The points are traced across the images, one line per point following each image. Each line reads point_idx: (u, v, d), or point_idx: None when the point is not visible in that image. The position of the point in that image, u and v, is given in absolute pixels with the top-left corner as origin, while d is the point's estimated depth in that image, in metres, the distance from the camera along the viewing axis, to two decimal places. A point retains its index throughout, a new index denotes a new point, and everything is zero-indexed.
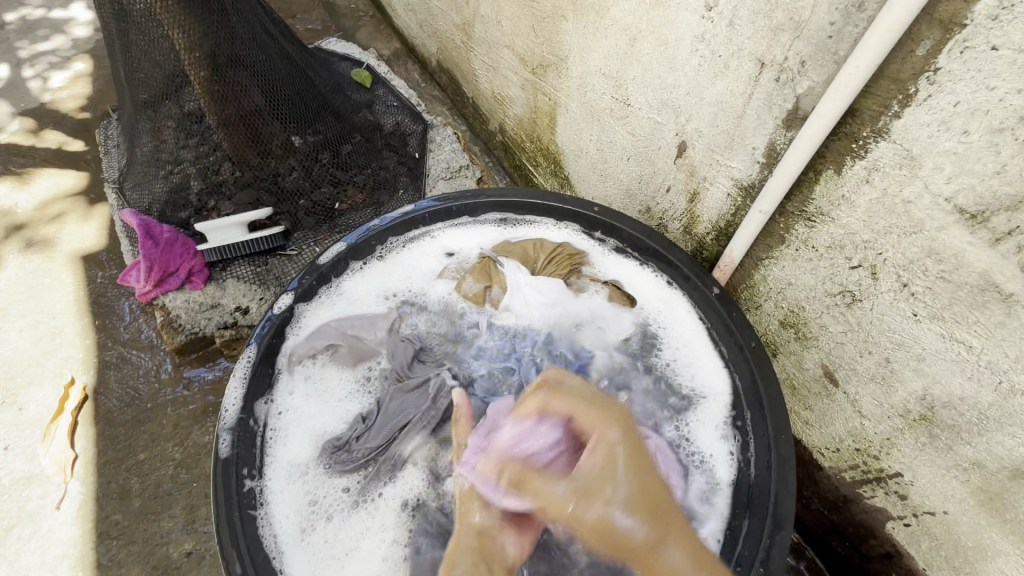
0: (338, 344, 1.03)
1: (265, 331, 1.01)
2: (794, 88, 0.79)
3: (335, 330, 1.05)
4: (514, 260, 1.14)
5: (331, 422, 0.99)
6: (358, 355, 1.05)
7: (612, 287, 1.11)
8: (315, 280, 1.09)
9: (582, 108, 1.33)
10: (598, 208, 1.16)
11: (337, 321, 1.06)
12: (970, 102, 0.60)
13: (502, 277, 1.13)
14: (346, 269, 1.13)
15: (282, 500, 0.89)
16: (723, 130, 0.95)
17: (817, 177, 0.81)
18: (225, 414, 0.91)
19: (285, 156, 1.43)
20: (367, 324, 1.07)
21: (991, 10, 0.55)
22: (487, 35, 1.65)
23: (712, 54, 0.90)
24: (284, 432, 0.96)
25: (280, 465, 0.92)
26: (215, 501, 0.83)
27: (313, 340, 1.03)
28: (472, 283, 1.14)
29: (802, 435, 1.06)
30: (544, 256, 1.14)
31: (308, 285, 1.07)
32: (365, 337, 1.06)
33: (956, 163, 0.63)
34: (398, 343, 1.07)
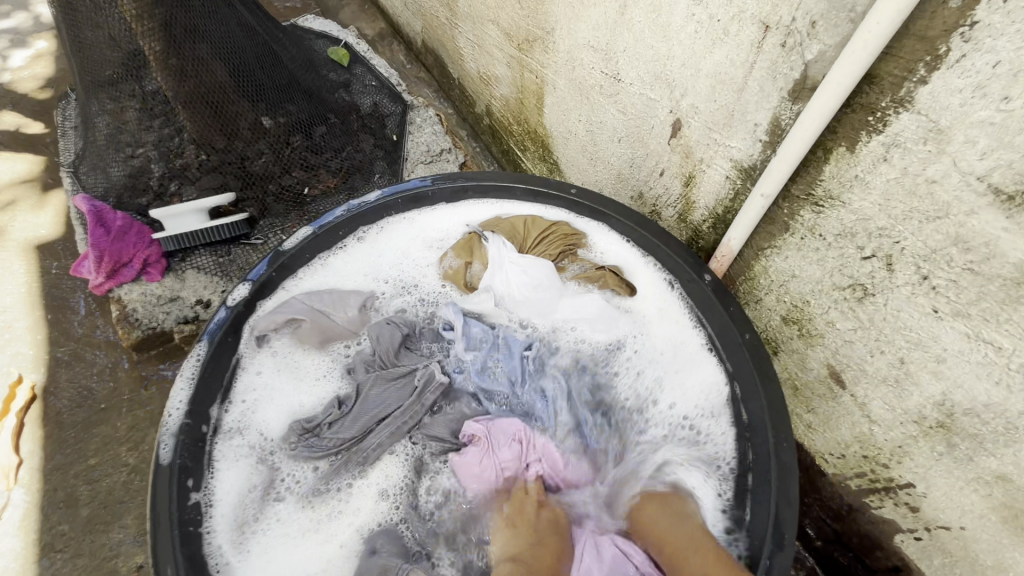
0: (300, 319, 0.93)
1: (220, 326, 0.91)
2: (802, 54, 0.70)
3: (302, 305, 0.95)
4: (501, 236, 1.03)
5: (293, 404, 0.90)
6: (325, 333, 0.95)
7: (609, 272, 1.00)
8: (275, 271, 0.99)
9: (570, 85, 1.23)
10: (575, 190, 1.08)
11: (306, 295, 0.96)
12: (1013, 62, 0.51)
13: (484, 253, 1.03)
14: (309, 258, 1.02)
15: (228, 484, 0.81)
16: (721, 105, 0.85)
17: (827, 156, 0.72)
18: (167, 420, 0.81)
19: (254, 138, 1.32)
20: (337, 300, 0.97)
21: None
22: (471, 10, 1.55)
23: (709, 20, 0.81)
24: (239, 413, 0.87)
25: (230, 450, 0.84)
26: (154, 516, 0.74)
27: (275, 314, 0.93)
28: (453, 258, 1.05)
29: (804, 439, 0.98)
30: (535, 235, 1.04)
31: (267, 278, 0.97)
32: (333, 315, 0.96)
33: (993, 135, 0.54)
34: (383, 325, 0.96)
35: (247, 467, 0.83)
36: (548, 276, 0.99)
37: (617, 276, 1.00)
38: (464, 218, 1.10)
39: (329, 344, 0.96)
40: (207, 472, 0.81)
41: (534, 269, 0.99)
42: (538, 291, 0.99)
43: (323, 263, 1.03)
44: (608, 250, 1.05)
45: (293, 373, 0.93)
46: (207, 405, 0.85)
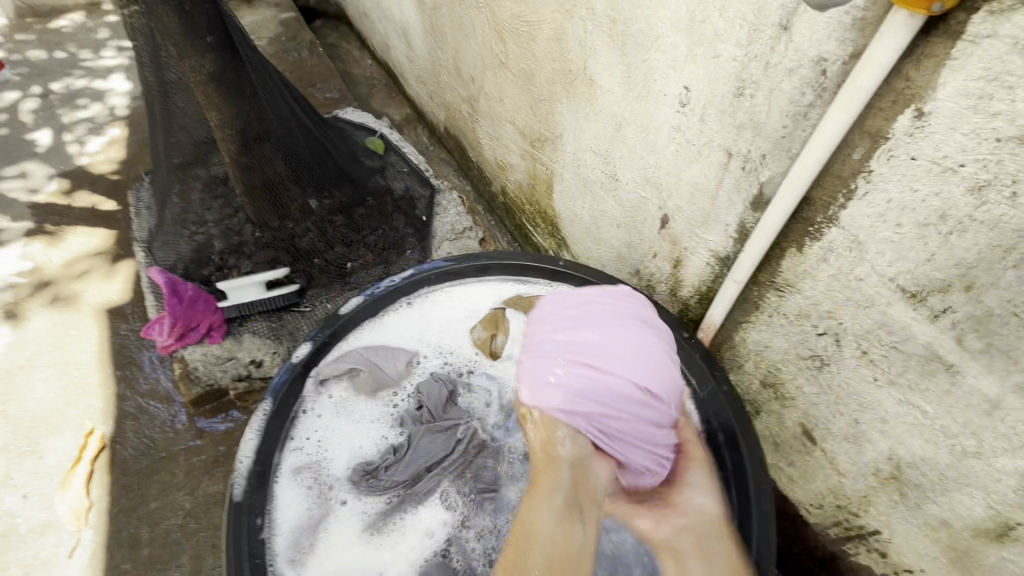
0: (359, 368, 1.13)
1: (281, 385, 1.09)
2: (757, 176, 0.90)
3: (361, 356, 1.15)
4: (523, 313, 1.15)
5: (352, 445, 1.08)
6: (377, 382, 1.14)
7: None
8: (327, 335, 1.16)
9: (576, 178, 1.45)
10: (563, 262, 1.28)
11: (363, 348, 1.17)
12: (900, 200, 0.70)
13: (508, 327, 1.16)
14: (363, 320, 1.21)
15: (294, 513, 0.96)
16: (700, 207, 1.05)
17: (783, 254, 0.90)
18: (238, 465, 0.97)
19: (303, 219, 1.54)
20: (388, 358, 1.16)
21: (907, 129, 0.66)
22: (490, 109, 1.80)
23: (686, 145, 1.02)
24: (303, 456, 1.03)
25: (290, 490, 0.99)
26: (228, 543, 0.90)
27: (339, 363, 1.13)
28: (481, 330, 1.19)
29: (787, 491, 1.11)
30: None
31: (321, 342, 1.15)
32: (385, 367, 1.15)
33: (895, 249, 0.73)
34: (431, 383, 1.14)
35: (306, 505, 0.98)
36: None
37: None
38: (492, 293, 1.28)
39: (379, 394, 1.14)
40: (272, 504, 0.96)
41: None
42: None
43: (375, 326, 1.22)
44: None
45: (348, 417, 1.11)
46: (275, 445, 1.02)
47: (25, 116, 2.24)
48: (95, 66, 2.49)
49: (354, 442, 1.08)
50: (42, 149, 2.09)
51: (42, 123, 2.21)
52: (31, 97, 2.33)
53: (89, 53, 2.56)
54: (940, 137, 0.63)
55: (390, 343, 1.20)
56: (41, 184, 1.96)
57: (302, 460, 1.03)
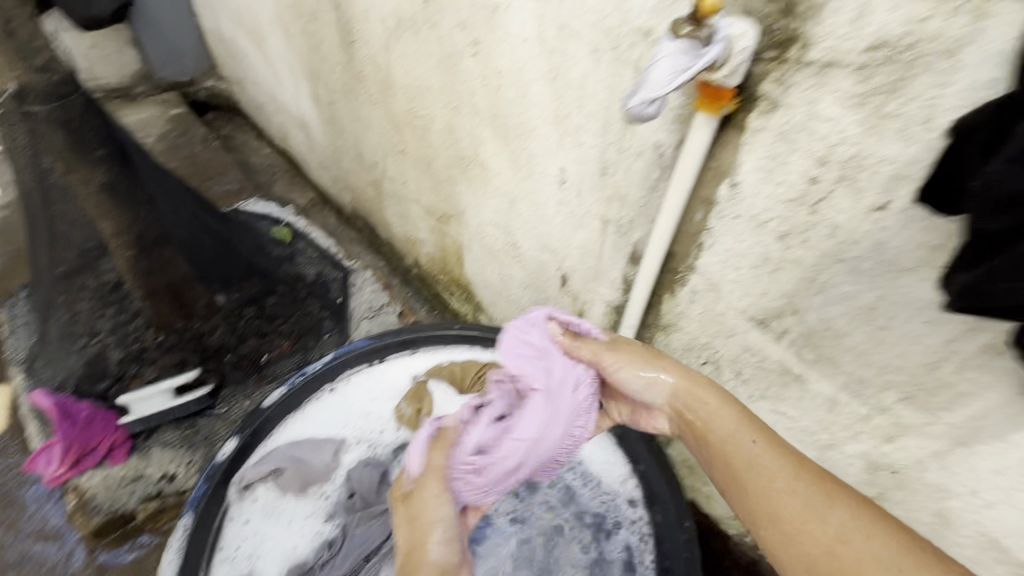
0: (283, 467, 1.12)
1: (199, 500, 1.03)
2: (630, 237, 1.07)
3: (285, 454, 1.13)
4: (444, 382, 1.27)
5: (285, 546, 1.09)
6: (305, 478, 1.14)
7: None
8: (251, 437, 1.11)
9: (482, 248, 1.58)
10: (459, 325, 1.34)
11: (288, 444, 1.14)
12: (733, 250, 0.88)
13: (431, 399, 1.26)
14: (286, 415, 1.17)
15: None
16: (590, 266, 1.20)
17: (661, 299, 1.07)
18: None
19: (209, 315, 1.51)
20: (314, 450, 1.16)
21: (727, 196, 0.84)
22: (395, 191, 1.91)
23: (571, 215, 1.18)
24: (232, 569, 1.02)
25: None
26: None
27: (261, 464, 1.11)
28: (405, 405, 1.25)
29: (709, 509, 1.24)
30: (472, 376, 1.25)
31: (245, 444, 1.10)
32: (312, 460, 1.15)
33: (739, 288, 0.90)
34: (361, 468, 1.17)
35: None
36: None
37: None
38: (415, 364, 1.31)
39: (308, 489, 1.14)
40: None
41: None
42: None
43: (300, 417, 1.19)
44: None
45: (279, 520, 1.10)
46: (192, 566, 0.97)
47: None
48: None
49: (288, 543, 1.09)
50: None
51: None
52: None
53: None
54: (749, 201, 0.81)
55: (314, 433, 1.19)
56: None
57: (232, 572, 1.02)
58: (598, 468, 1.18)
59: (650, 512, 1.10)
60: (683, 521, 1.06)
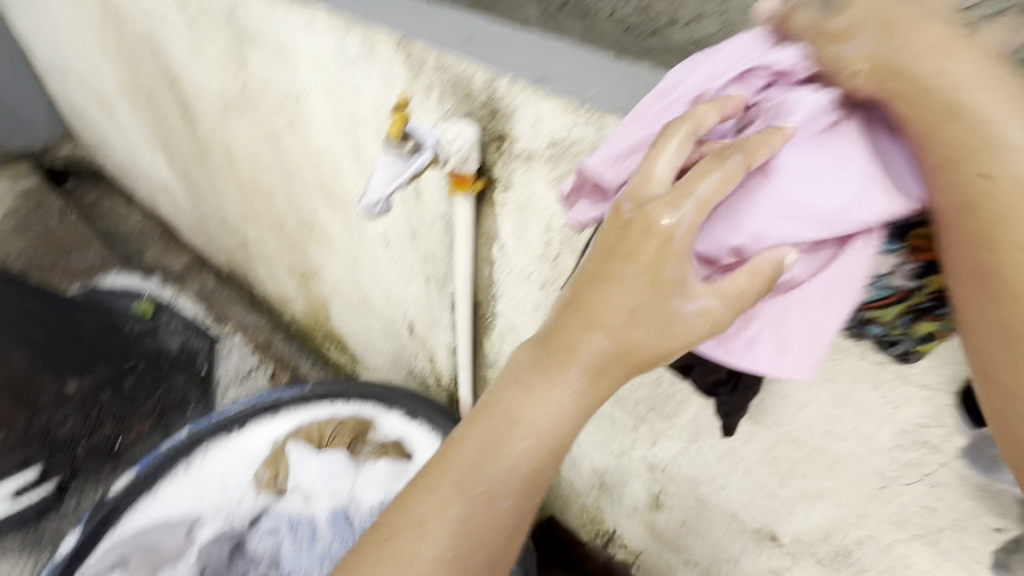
0: (130, 554, 1.15)
1: None
2: (447, 289, 1.19)
3: (131, 541, 1.16)
4: (301, 442, 1.31)
5: None
6: (154, 562, 1.15)
7: (390, 446, 1.30)
8: (95, 527, 1.16)
9: (343, 302, 1.64)
10: (310, 385, 1.39)
11: (136, 532, 1.18)
12: (516, 296, 1.02)
13: (287, 462, 1.29)
14: (135, 500, 1.22)
15: None
16: (426, 314, 1.31)
17: (481, 340, 1.19)
18: None
19: (58, 407, 1.45)
20: (164, 531, 1.19)
21: (500, 253, 0.99)
22: (260, 252, 1.93)
23: (401, 272, 1.29)
24: None
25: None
26: None
27: (108, 556, 1.14)
28: (263, 471, 1.29)
29: (563, 519, 1.37)
30: (329, 431, 1.33)
31: (87, 537, 1.14)
32: (162, 543, 1.17)
33: (528, 327, 1.05)
34: (213, 540, 1.19)
35: None
36: (341, 465, 1.28)
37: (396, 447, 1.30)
38: (269, 429, 1.34)
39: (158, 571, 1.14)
40: None
41: (327, 464, 1.28)
42: (334, 480, 1.27)
43: (152, 499, 1.23)
44: (381, 430, 1.35)
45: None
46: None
47: None
48: None
49: None
50: None
51: None
52: None
53: None
54: (514, 257, 0.96)
55: (167, 514, 1.22)
56: None
57: None
58: None
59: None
60: None
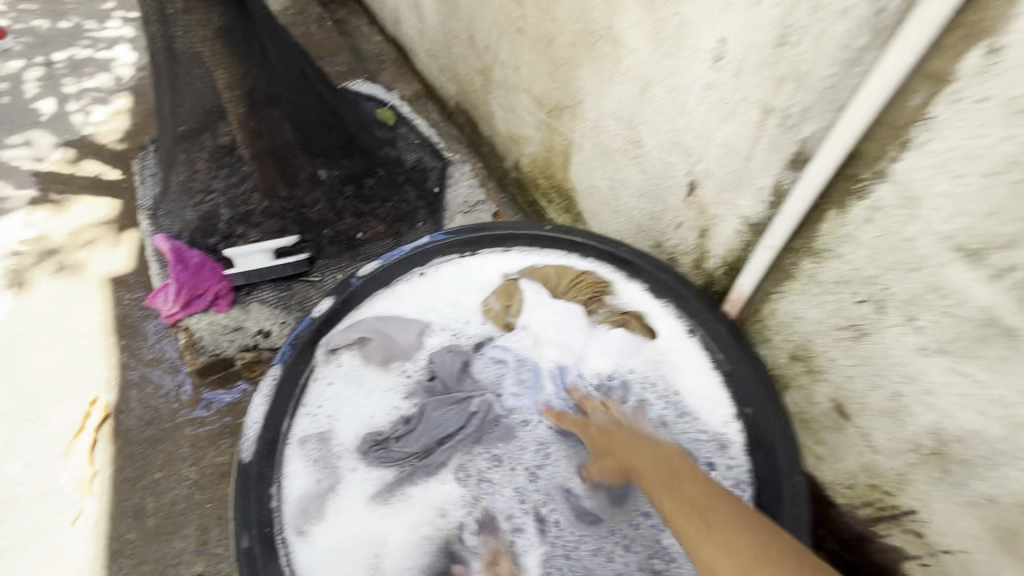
0: (369, 338, 1.09)
1: (287, 357, 1.03)
2: (798, 133, 0.85)
3: (370, 325, 1.10)
4: (537, 283, 1.18)
5: (366, 413, 1.05)
6: (389, 352, 1.11)
7: (631, 317, 1.12)
8: (341, 302, 1.11)
9: (595, 147, 1.39)
10: (549, 226, 1.21)
11: (375, 318, 1.12)
12: (963, 148, 0.65)
13: (520, 299, 1.17)
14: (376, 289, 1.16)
15: (296, 482, 0.94)
16: (731, 171, 1.00)
17: (822, 216, 0.85)
18: (247, 433, 0.94)
19: (311, 188, 1.47)
20: (398, 327, 1.12)
21: (978, 67, 0.61)
22: (505, 79, 1.74)
23: (720, 104, 0.96)
24: (311, 424, 1.00)
25: (295, 459, 0.96)
26: (234, 517, 0.87)
27: (348, 332, 1.08)
28: (494, 300, 1.18)
29: (815, 471, 1.08)
30: (566, 283, 1.17)
31: (334, 309, 1.10)
32: (396, 337, 1.11)
33: (953, 204, 0.68)
34: (444, 351, 1.13)
35: (314, 473, 0.96)
36: (575, 320, 1.14)
37: (638, 321, 1.12)
38: (506, 261, 1.21)
39: (390, 364, 1.11)
40: (280, 467, 0.94)
41: (562, 315, 1.15)
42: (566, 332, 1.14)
43: (391, 294, 1.17)
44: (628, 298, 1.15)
45: (360, 388, 1.07)
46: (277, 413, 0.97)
47: (28, 85, 2.19)
48: (98, 35, 2.41)
49: (366, 412, 1.05)
50: (45, 119, 2.05)
51: (44, 92, 2.16)
52: (34, 66, 2.27)
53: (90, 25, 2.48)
54: (1016, 74, 0.58)
55: (399, 312, 1.15)
56: (44, 153, 1.92)
57: (304, 422, 1.00)
58: (695, 400, 1.05)
59: (752, 458, 0.97)
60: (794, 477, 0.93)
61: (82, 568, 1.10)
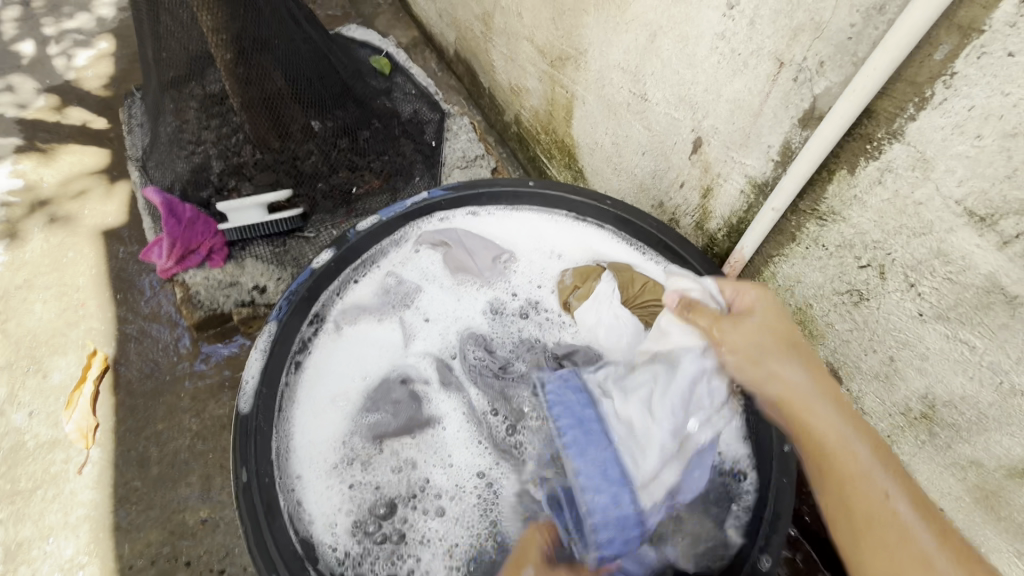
0: (450, 245, 1.17)
1: (302, 284, 1.04)
2: (811, 88, 0.81)
3: (456, 237, 1.17)
4: (615, 282, 1.09)
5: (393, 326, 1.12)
6: (458, 264, 1.17)
7: None
8: (358, 247, 1.12)
9: (599, 101, 1.34)
10: (532, 182, 1.20)
11: (463, 232, 1.18)
12: (985, 107, 0.62)
13: (592, 288, 1.10)
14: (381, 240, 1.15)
15: (319, 362, 1.04)
16: (739, 128, 0.96)
17: (831, 176, 0.82)
18: (247, 371, 0.94)
19: (305, 140, 1.40)
20: (482, 249, 1.17)
21: (1009, 17, 0.57)
22: (507, 26, 1.64)
23: (732, 56, 0.91)
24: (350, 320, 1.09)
25: (343, 308, 1.09)
26: (237, 421, 0.89)
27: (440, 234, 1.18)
28: (570, 276, 1.14)
29: None
30: (645, 296, 1.07)
31: (347, 249, 1.10)
32: (474, 260, 1.16)
33: (968, 166, 0.65)
34: (501, 279, 1.18)
35: (335, 365, 1.05)
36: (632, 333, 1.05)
37: None
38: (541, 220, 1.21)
39: (460, 275, 1.17)
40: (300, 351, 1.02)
41: (622, 322, 1.05)
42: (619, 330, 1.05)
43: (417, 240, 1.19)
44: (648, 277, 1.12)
45: (444, 289, 1.17)
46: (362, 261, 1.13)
47: (7, 26, 2.08)
48: None
49: (394, 325, 1.12)
50: (26, 62, 1.96)
51: (24, 33, 2.06)
52: (11, 5, 2.15)
53: None
54: None
55: (484, 235, 1.20)
56: (28, 98, 1.85)
57: (336, 310, 1.09)
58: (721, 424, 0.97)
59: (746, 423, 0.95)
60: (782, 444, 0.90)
61: (90, 513, 1.11)
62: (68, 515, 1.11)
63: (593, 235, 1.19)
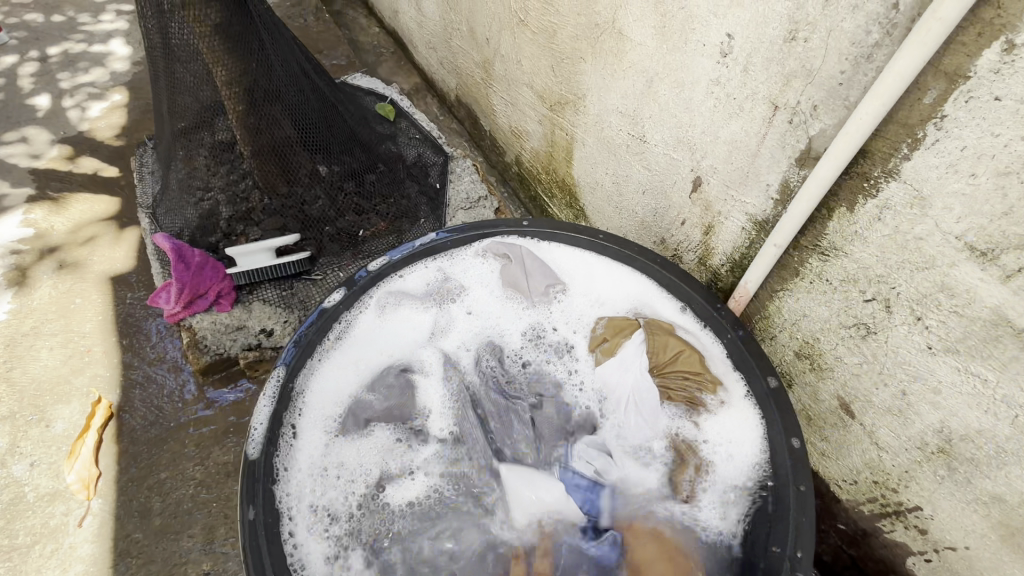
0: (512, 260, 1.18)
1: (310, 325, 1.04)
2: (807, 130, 0.84)
3: (522, 253, 1.18)
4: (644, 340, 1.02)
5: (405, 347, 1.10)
6: (512, 282, 1.17)
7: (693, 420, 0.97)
8: (370, 281, 1.12)
9: (598, 142, 1.38)
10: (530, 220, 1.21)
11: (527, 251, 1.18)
12: (976, 147, 0.64)
13: (619, 345, 1.03)
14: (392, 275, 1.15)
15: (326, 387, 1.01)
16: (738, 168, 0.99)
17: (830, 214, 0.84)
18: (255, 417, 0.92)
19: (312, 184, 1.43)
20: (538, 271, 1.16)
21: (993, 64, 0.60)
22: (507, 73, 1.71)
23: (727, 101, 0.95)
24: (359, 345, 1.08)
25: (353, 331, 1.08)
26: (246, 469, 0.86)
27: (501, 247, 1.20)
28: (603, 326, 1.09)
29: (819, 467, 1.07)
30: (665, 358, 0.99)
31: (360, 283, 1.10)
32: (524, 281, 1.16)
33: (965, 204, 0.67)
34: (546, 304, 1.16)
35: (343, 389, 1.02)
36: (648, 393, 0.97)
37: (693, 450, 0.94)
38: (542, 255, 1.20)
39: (510, 290, 1.17)
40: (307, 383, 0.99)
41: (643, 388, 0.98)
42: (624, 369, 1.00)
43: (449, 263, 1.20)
44: (653, 312, 1.10)
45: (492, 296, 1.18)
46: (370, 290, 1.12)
47: (24, 81, 2.16)
48: (94, 30, 2.39)
49: (404, 346, 1.10)
50: (41, 114, 2.03)
51: (40, 87, 2.14)
52: (29, 61, 2.24)
53: (87, 17, 2.45)
54: None
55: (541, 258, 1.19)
56: (41, 149, 1.90)
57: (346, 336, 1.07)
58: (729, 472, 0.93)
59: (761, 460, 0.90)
60: (800, 484, 0.85)
61: (89, 569, 1.08)
62: (66, 571, 1.08)
63: (597, 270, 1.18)
